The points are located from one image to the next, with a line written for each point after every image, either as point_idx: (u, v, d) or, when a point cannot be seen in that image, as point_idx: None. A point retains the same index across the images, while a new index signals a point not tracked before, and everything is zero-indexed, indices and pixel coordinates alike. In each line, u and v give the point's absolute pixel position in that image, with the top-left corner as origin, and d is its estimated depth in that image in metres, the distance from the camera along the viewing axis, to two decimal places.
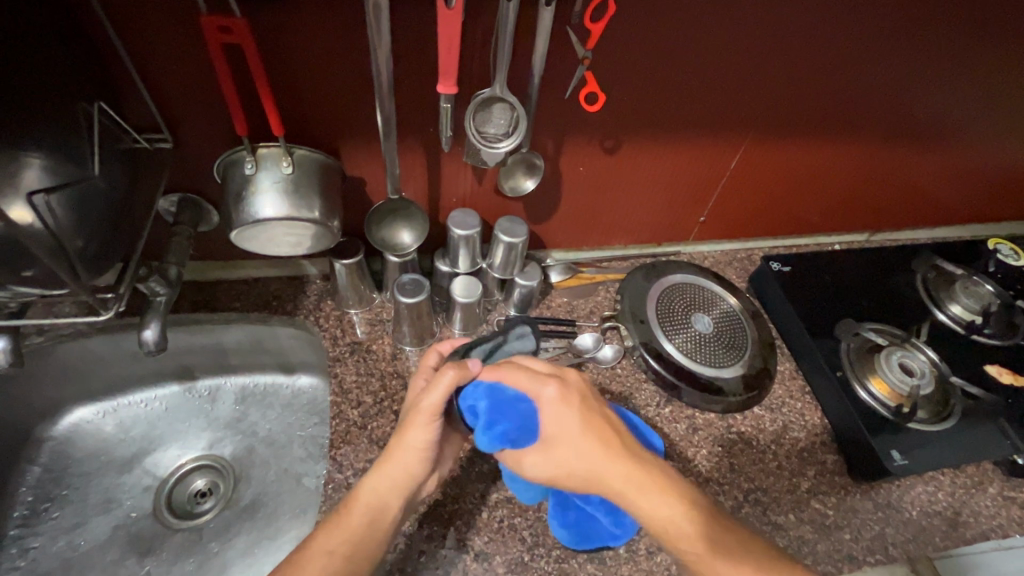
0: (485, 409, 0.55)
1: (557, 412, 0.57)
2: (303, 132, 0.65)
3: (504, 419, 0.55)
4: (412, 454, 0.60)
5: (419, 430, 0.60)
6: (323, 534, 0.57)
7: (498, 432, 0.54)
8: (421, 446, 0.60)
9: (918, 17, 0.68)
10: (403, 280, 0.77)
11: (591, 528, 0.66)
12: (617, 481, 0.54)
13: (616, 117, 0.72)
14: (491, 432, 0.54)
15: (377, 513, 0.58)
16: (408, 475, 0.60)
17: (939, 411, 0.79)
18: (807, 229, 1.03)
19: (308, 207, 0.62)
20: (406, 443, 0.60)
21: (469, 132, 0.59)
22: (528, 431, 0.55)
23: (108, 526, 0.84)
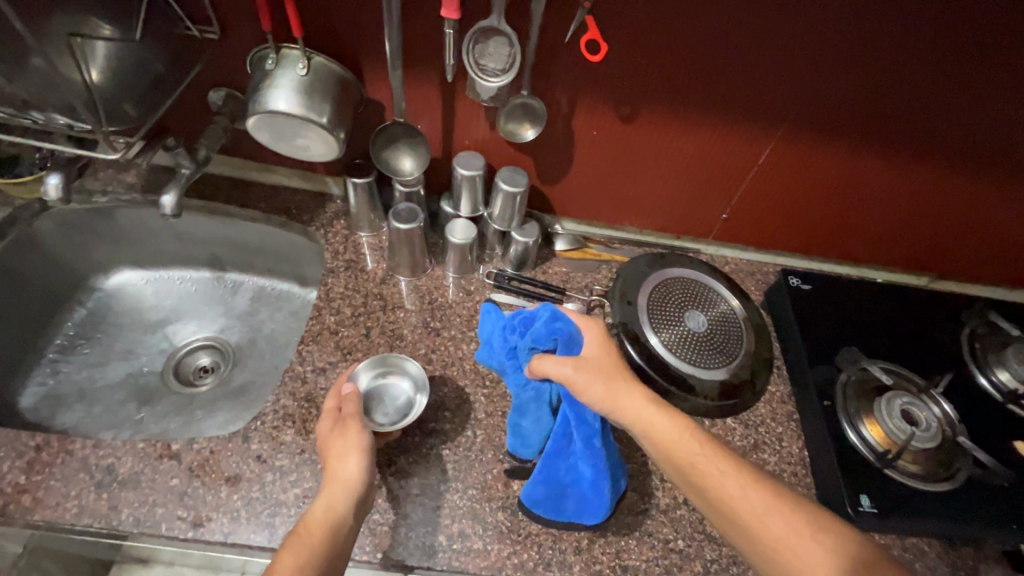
0: (548, 315, 0.67)
1: (597, 340, 0.69)
2: (328, 45, 0.70)
3: (560, 325, 0.67)
4: (355, 456, 0.61)
5: (354, 438, 0.63)
6: (290, 552, 0.52)
7: (548, 329, 0.66)
8: (359, 450, 0.62)
9: (990, 19, 0.61)
10: (400, 208, 0.81)
11: (569, 489, 0.66)
12: (633, 400, 0.64)
13: (633, 82, 0.71)
14: (551, 326, 0.66)
15: (335, 524, 0.55)
16: (349, 480, 0.60)
17: (935, 471, 0.70)
18: (844, 251, 0.95)
19: (317, 112, 0.67)
20: (342, 454, 0.61)
21: (466, 61, 0.62)
22: (573, 344, 0.67)
23: (123, 371, 0.97)
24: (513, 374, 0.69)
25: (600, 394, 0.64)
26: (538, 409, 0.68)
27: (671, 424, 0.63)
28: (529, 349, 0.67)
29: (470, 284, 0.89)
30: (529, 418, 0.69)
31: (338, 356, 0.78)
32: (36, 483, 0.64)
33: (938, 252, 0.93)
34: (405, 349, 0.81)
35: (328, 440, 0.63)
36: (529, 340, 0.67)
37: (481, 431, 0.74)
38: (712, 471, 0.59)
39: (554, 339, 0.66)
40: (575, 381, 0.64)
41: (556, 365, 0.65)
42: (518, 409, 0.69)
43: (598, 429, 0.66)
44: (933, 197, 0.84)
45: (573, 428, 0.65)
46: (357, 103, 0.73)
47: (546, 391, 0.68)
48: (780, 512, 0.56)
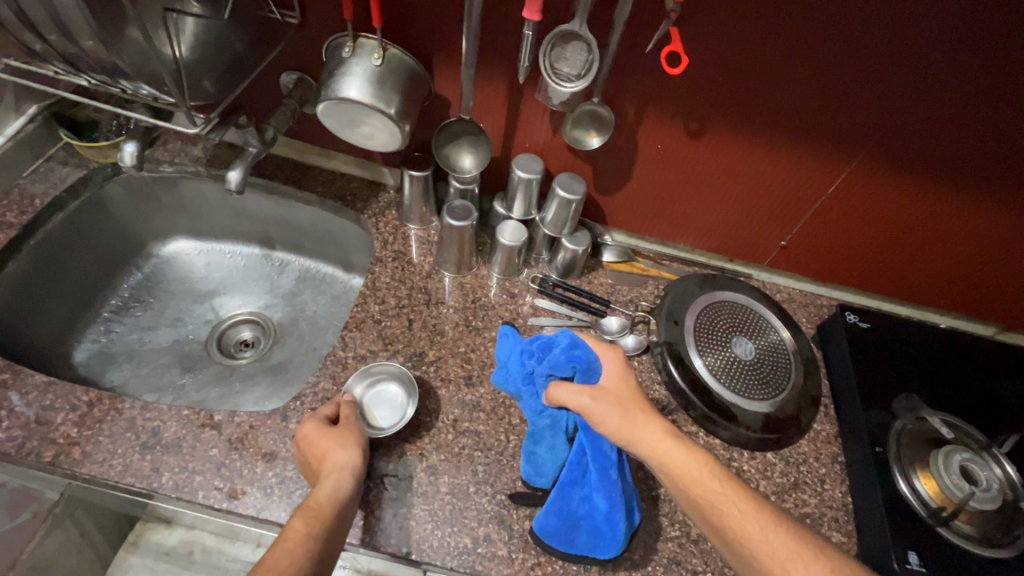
0: (566, 342, 0.68)
1: (615, 369, 0.69)
2: (403, 38, 0.71)
3: (580, 351, 0.68)
4: (349, 447, 0.63)
5: (346, 432, 0.65)
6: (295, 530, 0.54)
7: (566, 355, 0.67)
8: (354, 443, 0.64)
9: None
10: (454, 204, 0.81)
11: (582, 521, 0.64)
12: (652, 434, 0.63)
13: (707, 99, 0.69)
14: (570, 352, 0.67)
15: (336, 508, 0.57)
16: (346, 466, 0.61)
17: (991, 536, 0.66)
18: (906, 292, 0.91)
19: (385, 103, 0.68)
20: (337, 444, 0.63)
21: (542, 64, 0.61)
22: (591, 371, 0.67)
23: (170, 337, 1.00)
24: (530, 399, 0.69)
25: (616, 425, 0.63)
26: (553, 436, 0.67)
27: (691, 459, 0.61)
28: (546, 374, 0.68)
29: (514, 286, 0.89)
30: (544, 445, 0.67)
31: (380, 346, 0.79)
32: (86, 437, 0.67)
33: (1011, 302, 0.88)
34: (445, 346, 0.81)
35: (319, 433, 0.64)
36: (546, 364, 0.68)
37: (515, 436, 0.73)
38: (730, 509, 0.59)
39: (571, 366, 0.67)
40: (593, 411, 0.63)
41: (573, 394, 0.64)
42: (533, 436, 0.68)
43: (614, 461, 0.65)
44: (1014, 245, 0.79)
45: (589, 457, 0.64)
46: (424, 97, 0.74)
47: (562, 419, 0.67)
48: (799, 557, 0.56)
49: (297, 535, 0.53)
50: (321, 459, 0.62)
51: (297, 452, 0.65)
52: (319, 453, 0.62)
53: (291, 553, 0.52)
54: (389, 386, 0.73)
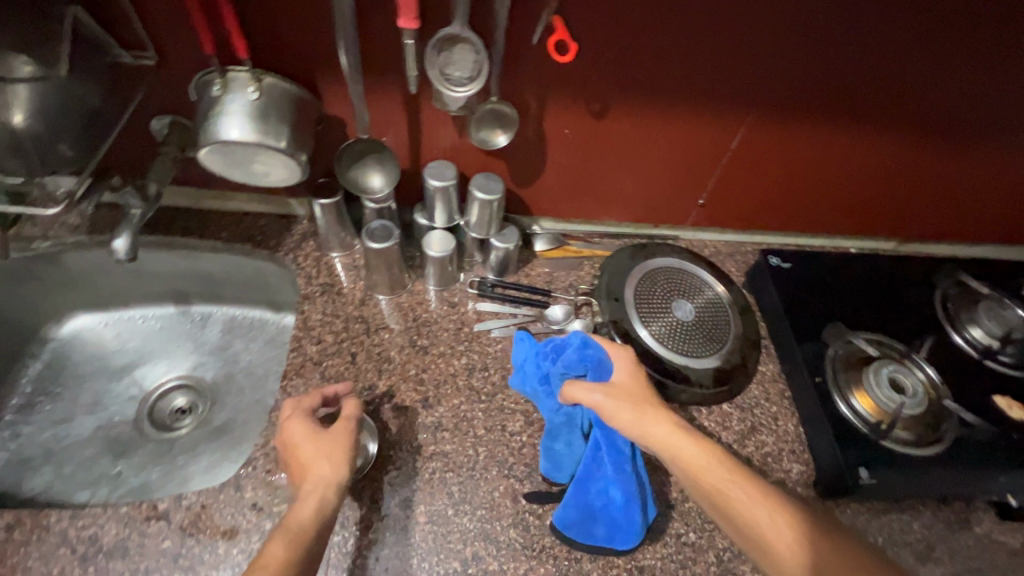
0: (577, 342, 0.69)
1: (627, 366, 0.69)
2: (278, 64, 0.66)
3: (593, 350, 0.69)
4: (338, 460, 0.59)
5: (322, 437, 0.60)
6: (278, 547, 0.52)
7: (579, 355, 0.69)
8: (342, 456, 0.59)
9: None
10: (372, 227, 0.78)
11: (599, 513, 0.65)
12: (660, 426, 0.64)
13: (604, 79, 0.69)
14: (581, 352, 0.69)
15: (319, 529, 0.54)
16: (329, 482, 0.57)
17: (925, 436, 0.72)
18: (819, 225, 0.98)
19: (274, 136, 0.63)
20: (320, 454, 0.59)
21: (430, 70, 0.58)
22: (602, 369, 0.69)
23: (92, 425, 0.91)
24: (547, 399, 0.70)
25: (628, 419, 0.64)
26: (570, 432, 0.68)
27: (698, 448, 0.62)
28: (562, 374, 0.69)
29: (453, 295, 0.87)
30: (562, 441, 0.69)
31: None
32: (12, 565, 0.60)
33: (905, 217, 0.96)
34: (394, 372, 0.78)
35: (302, 435, 0.60)
36: (561, 365, 0.69)
37: (482, 448, 0.73)
38: (738, 496, 0.58)
39: (584, 365, 0.69)
40: (606, 407, 0.65)
41: (586, 391, 0.66)
42: (551, 433, 0.69)
43: (629, 455, 0.66)
44: (902, 167, 0.86)
45: (605, 452, 0.66)
46: (315, 122, 0.70)
47: (578, 415, 0.69)
48: (800, 532, 0.55)
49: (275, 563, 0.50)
50: (303, 469, 0.59)
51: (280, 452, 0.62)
52: (297, 459, 0.59)
53: None
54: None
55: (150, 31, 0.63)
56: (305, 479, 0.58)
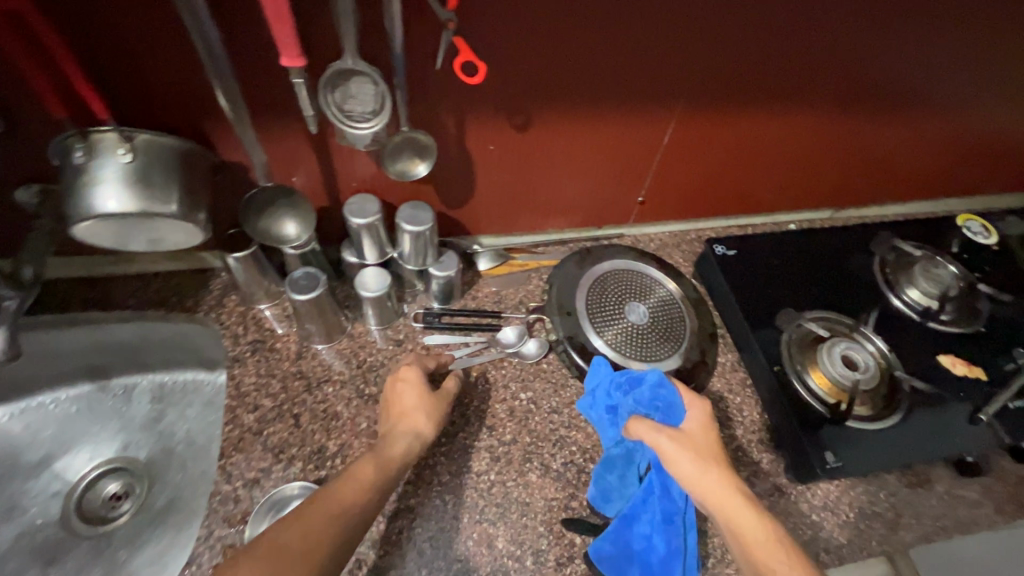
0: (651, 382, 0.69)
1: (700, 418, 0.66)
2: (153, 117, 0.58)
3: (666, 394, 0.68)
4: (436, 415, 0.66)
5: (424, 395, 0.67)
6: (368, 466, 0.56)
7: (652, 394, 0.68)
8: (436, 414, 0.67)
9: None
10: (295, 276, 0.71)
11: (637, 555, 0.63)
12: (722, 486, 0.58)
13: (524, 91, 0.65)
14: (655, 392, 0.68)
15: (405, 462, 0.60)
16: (423, 431, 0.64)
17: (881, 408, 0.73)
18: (758, 205, 0.98)
19: (162, 201, 0.55)
20: (420, 406, 0.66)
21: (327, 109, 0.52)
22: (671, 414, 0.67)
23: (10, 536, 0.78)
24: (610, 429, 0.71)
25: (693, 469, 0.60)
26: (626, 467, 0.69)
27: (758, 520, 0.55)
28: (632, 409, 0.69)
29: (398, 332, 0.82)
30: (615, 474, 0.69)
31: (271, 460, 0.68)
32: None
33: (838, 186, 0.97)
34: (345, 429, 0.72)
35: (407, 385, 0.68)
36: (632, 401, 0.69)
37: (450, 496, 0.68)
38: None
39: (655, 406, 0.68)
40: (667, 450, 0.61)
41: (650, 430, 0.63)
42: (607, 462, 0.70)
43: (681, 508, 0.64)
44: (831, 140, 0.86)
45: (656, 498, 0.64)
46: (209, 174, 0.62)
47: (638, 454, 0.69)
48: None
49: (361, 478, 0.55)
50: (400, 414, 0.65)
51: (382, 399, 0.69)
52: (397, 405, 0.66)
53: (357, 490, 0.54)
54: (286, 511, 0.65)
55: None
56: (405, 421, 0.65)
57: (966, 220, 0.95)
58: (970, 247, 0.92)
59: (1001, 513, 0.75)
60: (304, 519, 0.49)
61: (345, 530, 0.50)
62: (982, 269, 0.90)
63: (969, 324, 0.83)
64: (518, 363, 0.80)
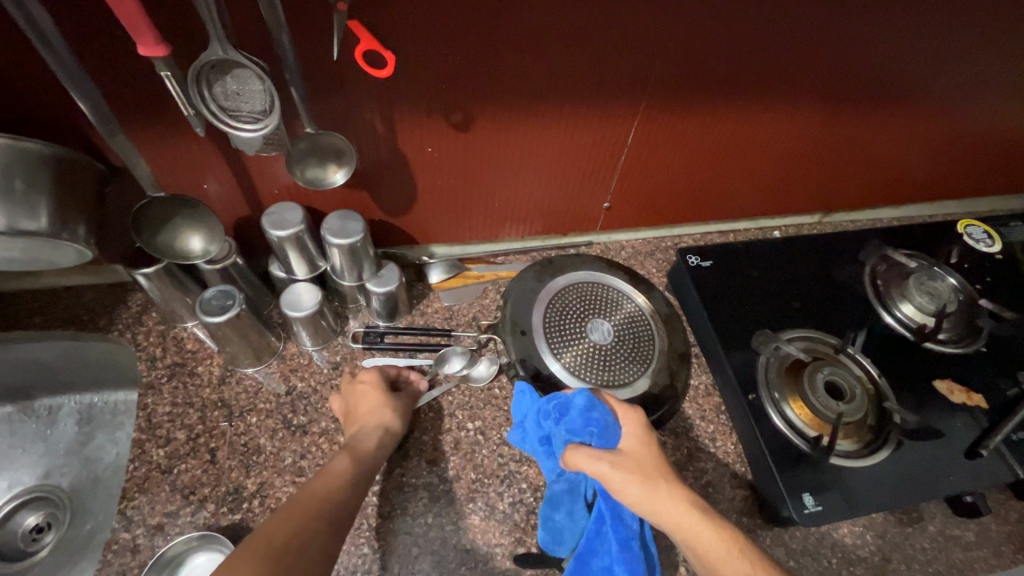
0: (582, 402, 0.57)
1: (638, 432, 0.57)
2: (17, 117, 0.49)
3: (599, 409, 0.57)
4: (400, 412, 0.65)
5: (389, 397, 0.65)
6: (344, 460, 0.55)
7: (583, 420, 0.56)
8: (400, 410, 0.65)
9: None
10: (207, 296, 0.63)
11: None
12: (678, 506, 0.50)
13: (456, 87, 0.56)
14: (587, 415, 0.56)
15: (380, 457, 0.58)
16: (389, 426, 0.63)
17: (868, 441, 0.65)
18: (739, 210, 0.90)
19: (26, 216, 0.47)
20: (387, 404, 0.64)
21: (205, 107, 0.44)
22: (609, 435, 0.56)
23: None
24: (547, 460, 0.61)
25: (641, 494, 0.51)
26: (572, 501, 0.60)
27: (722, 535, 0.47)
28: (564, 440, 0.57)
29: (335, 353, 0.74)
30: (562, 512, 0.59)
31: (179, 503, 0.61)
32: None
33: (827, 189, 0.89)
34: (266, 465, 0.64)
35: (369, 386, 0.66)
36: (564, 429, 0.57)
37: (381, 542, 0.61)
38: None
39: (589, 430, 0.56)
40: (612, 482, 0.52)
41: (590, 461, 0.53)
42: (550, 500, 0.60)
43: (637, 530, 0.56)
44: (816, 140, 0.78)
45: (608, 526, 0.55)
46: (93, 183, 0.54)
47: (581, 481, 0.61)
48: None
49: (340, 472, 0.53)
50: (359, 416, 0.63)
51: (343, 403, 0.66)
52: (362, 406, 0.64)
53: (338, 476, 0.52)
54: (185, 567, 0.57)
55: None
56: (373, 418, 0.62)
57: (965, 225, 0.87)
58: (969, 256, 0.84)
59: (1002, 557, 0.67)
60: (292, 515, 0.45)
61: (332, 529, 0.46)
62: (984, 279, 0.82)
63: (967, 343, 0.75)
64: (467, 388, 0.73)
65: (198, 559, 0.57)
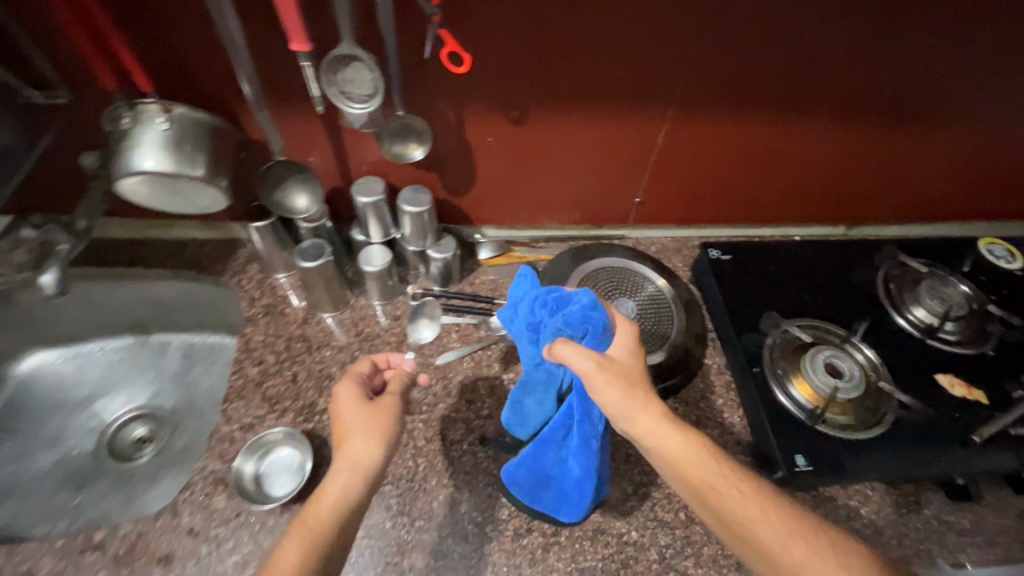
0: (584, 302, 0.60)
1: (628, 346, 0.61)
2: (191, 95, 0.67)
3: (599, 313, 0.60)
4: (375, 441, 0.57)
5: (371, 421, 0.59)
6: (294, 543, 0.49)
7: (581, 316, 0.59)
8: (378, 433, 0.58)
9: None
10: (304, 246, 0.78)
11: (553, 480, 0.66)
12: (652, 416, 0.57)
13: (515, 87, 0.70)
14: (586, 312, 0.59)
15: (342, 518, 0.52)
16: (362, 461, 0.56)
17: (864, 419, 0.72)
18: (763, 215, 0.98)
19: (190, 163, 0.64)
20: (361, 429, 0.58)
21: (328, 88, 0.59)
22: (601, 337, 0.60)
23: (52, 459, 0.92)
24: (531, 348, 0.65)
25: (622, 400, 0.57)
26: (544, 392, 0.66)
27: (687, 443, 0.56)
28: (557, 330, 0.61)
29: (397, 308, 0.88)
30: (533, 399, 0.67)
31: (266, 409, 0.75)
32: None
33: (849, 200, 0.96)
34: (335, 389, 0.78)
35: (347, 409, 0.59)
36: (559, 322, 0.61)
37: (423, 459, 0.73)
38: (726, 490, 0.54)
39: (584, 327, 0.60)
40: (593, 380, 0.57)
41: (578, 357, 0.57)
42: (525, 386, 0.67)
43: (600, 432, 0.61)
44: (835, 152, 0.86)
45: (575, 423, 0.61)
46: (235, 148, 0.70)
47: (558, 375, 0.65)
48: (798, 534, 0.51)
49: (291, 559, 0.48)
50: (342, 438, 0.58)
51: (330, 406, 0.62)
52: (341, 430, 0.59)
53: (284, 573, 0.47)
54: (272, 454, 0.71)
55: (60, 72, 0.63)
56: (347, 457, 0.56)
57: (989, 243, 0.90)
58: (987, 269, 0.88)
59: (996, 544, 0.71)
60: None
61: None
62: (1000, 291, 0.86)
63: (975, 346, 0.80)
64: (504, 346, 0.84)
65: (279, 447, 0.71)
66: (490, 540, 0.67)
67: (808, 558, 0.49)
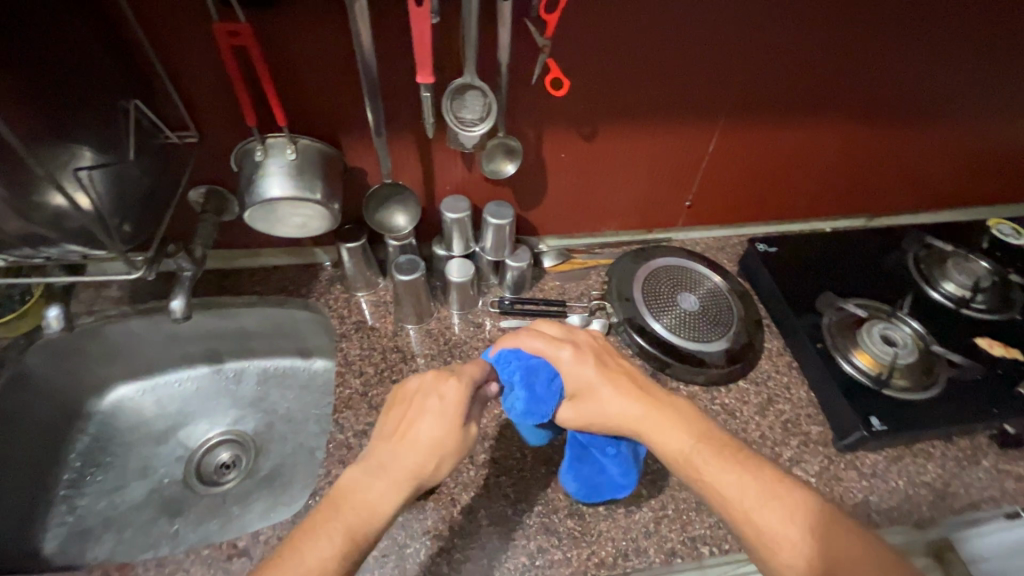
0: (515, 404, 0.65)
1: (576, 370, 0.65)
2: (307, 127, 0.74)
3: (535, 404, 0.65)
4: (440, 458, 0.57)
5: (448, 444, 0.58)
6: (326, 530, 0.52)
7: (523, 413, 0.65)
8: (448, 456, 0.58)
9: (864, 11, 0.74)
10: (400, 261, 0.84)
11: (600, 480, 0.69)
12: (628, 414, 0.63)
13: (590, 106, 0.79)
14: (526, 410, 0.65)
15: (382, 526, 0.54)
16: (423, 472, 0.56)
17: (923, 381, 0.80)
18: (794, 212, 1.08)
19: (310, 190, 0.69)
20: (438, 445, 0.57)
21: (447, 115, 0.67)
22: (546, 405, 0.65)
23: (144, 489, 0.93)
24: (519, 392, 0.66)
25: (598, 416, 0.64)
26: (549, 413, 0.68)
27: (670, 434, 0.60)
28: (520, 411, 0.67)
29: (478, 316, 0.94)
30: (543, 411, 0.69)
31: (375, 416, 0.80)
32: None
33: (870, 194, 1.06)
34: None
35: (427, 415, 0.59)
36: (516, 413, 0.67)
37: (530, 450, 0.78)
38: (712, 470, 0.57)
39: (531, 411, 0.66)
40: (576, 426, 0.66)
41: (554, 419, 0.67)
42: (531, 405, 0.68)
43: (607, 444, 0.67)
44: (857, 150, 0.96)
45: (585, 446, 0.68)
46: (343, 174, 0.77)
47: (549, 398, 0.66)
48: (782, 513, 0.53)
49: (327, 552, 0.51)
50: (405, 435, 0.58)
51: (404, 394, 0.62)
52: (407, 428, 0.58)
53: (316, 561, 0.50)
54: None
55: (193, 112, 0.70)
56: (407, 466, 0.56)
57: (998, 223, 1.02)
58: (1001, 246, 0.99)
59: None
60: None
61: None
62: (1015, 264, 0.97)
63: (1003, 312, 0.90)
64: None
65: None
66: (605, 518, 0.72)
67: (809, 542, 0.51)
